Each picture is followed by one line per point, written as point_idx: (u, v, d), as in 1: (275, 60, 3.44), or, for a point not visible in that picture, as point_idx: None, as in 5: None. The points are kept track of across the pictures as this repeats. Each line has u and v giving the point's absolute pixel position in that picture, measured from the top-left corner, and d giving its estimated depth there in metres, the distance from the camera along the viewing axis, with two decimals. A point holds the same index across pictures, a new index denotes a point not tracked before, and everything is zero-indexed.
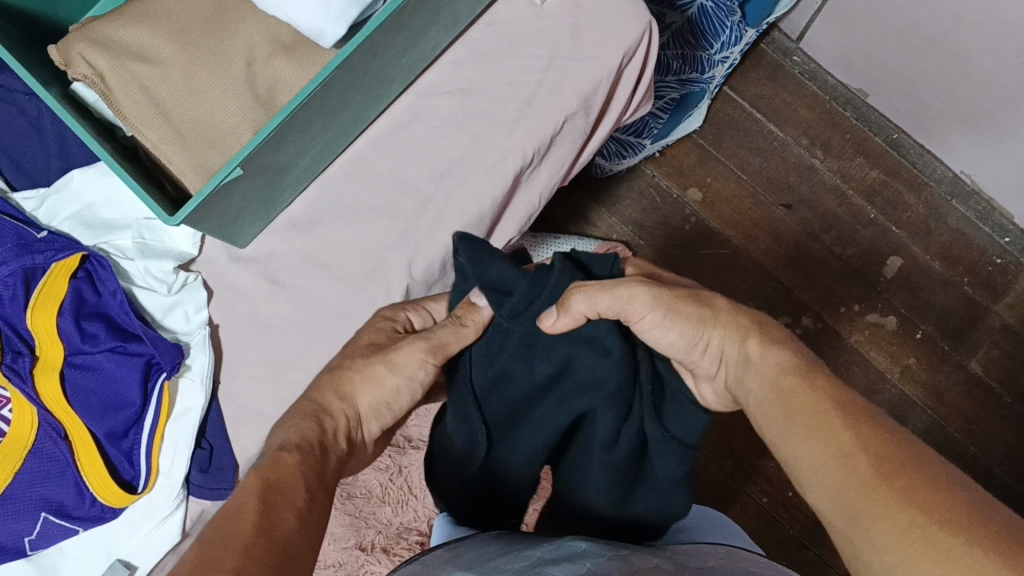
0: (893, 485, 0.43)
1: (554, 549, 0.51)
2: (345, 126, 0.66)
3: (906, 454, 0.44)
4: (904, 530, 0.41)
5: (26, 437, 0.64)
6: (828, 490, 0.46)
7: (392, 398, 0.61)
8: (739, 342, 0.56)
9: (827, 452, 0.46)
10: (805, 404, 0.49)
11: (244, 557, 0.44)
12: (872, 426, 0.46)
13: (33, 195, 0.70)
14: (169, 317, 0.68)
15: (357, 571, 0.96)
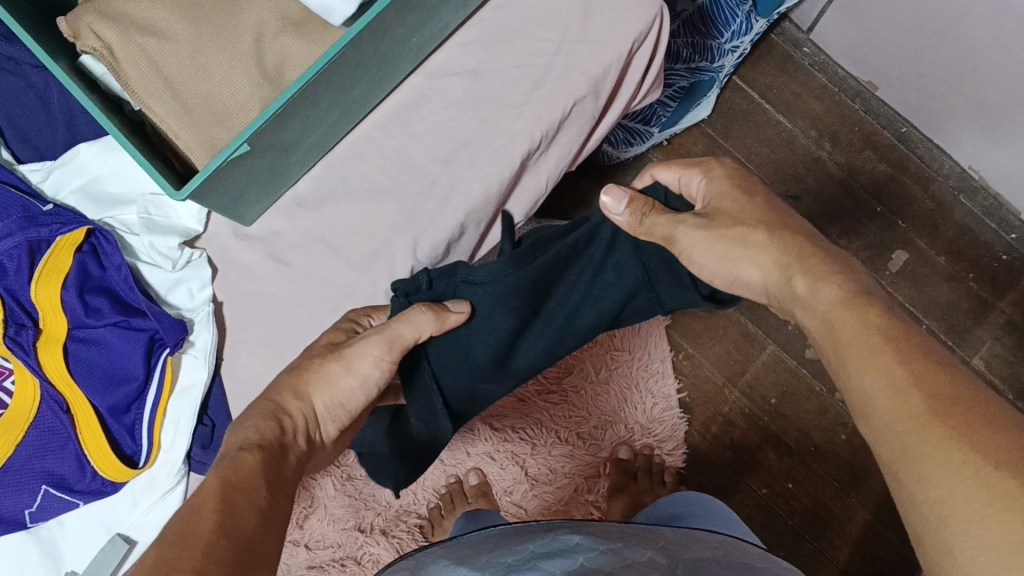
0: (947, 422, 0.42)
1: (548, 542, 0.47)
2: (353, 106, 0.66)
3: (960, 391, 0.43)
4: (956, 467, 0.40)
5: (27, 411, 0.64)
6: (881, 423, 0.45)
7: (346, 400, 0.61)
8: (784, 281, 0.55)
9: (883, 381, 0.45)
10: (855, 335, 0.48)
11: (204, 557, 0.43)
12: (927, 360, 0.45)
13: (38, 167, 0.69)
14: (172, 293, 0.69)
15: (356, 552, 0.97)
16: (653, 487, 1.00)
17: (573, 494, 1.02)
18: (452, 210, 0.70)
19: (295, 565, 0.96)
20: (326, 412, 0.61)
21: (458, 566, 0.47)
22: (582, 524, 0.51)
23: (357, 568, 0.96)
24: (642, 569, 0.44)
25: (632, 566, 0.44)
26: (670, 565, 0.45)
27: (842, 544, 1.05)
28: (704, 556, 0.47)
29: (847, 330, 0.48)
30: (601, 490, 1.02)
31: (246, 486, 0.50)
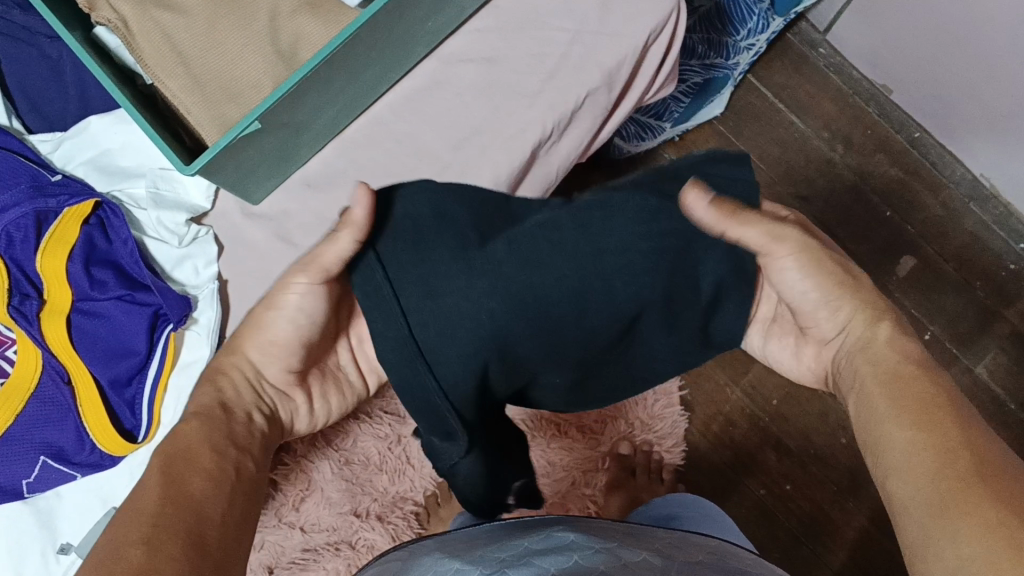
0: (990, 488, 0.39)
1: (543, 539, 0.47)
2: (365, 88, 0.66)
3: (1010, 466, 0.40)
4: (991, 528, 0.37)
5: (29, 381, 0.64)
6: (918, 481, 0.42)
7: (276, 332, 0.55)
8: (870, 322, 0.54)
9: (932, 445, 0.43)
10: (916, 397, 0.46)
11: (192, 528, 0.41)
12: (977, 432, 0.43)
13: (47, 138, 0.69)
14: (178, 270, 0.68)
15: (350, 537, 0.96)
16: (651, 485, 1.01)
17: (570, 488, 1.01)
18: None
19: (289, 547, 0.95)
20: (257, 354, 0.56)
21: (452, 559, 0.47)
22: (578, 524, 0.52)
23: (351, 552, 0.96)
24: (636, 568, 0.42)
25: (625, 564, 0.43)
26: (663, 564, 0.44)
27: (838, 548, 1.04)
28: (698, 559, 0.47)
29: (884, 390, 0.48)
30: (598, 484, 1.01)
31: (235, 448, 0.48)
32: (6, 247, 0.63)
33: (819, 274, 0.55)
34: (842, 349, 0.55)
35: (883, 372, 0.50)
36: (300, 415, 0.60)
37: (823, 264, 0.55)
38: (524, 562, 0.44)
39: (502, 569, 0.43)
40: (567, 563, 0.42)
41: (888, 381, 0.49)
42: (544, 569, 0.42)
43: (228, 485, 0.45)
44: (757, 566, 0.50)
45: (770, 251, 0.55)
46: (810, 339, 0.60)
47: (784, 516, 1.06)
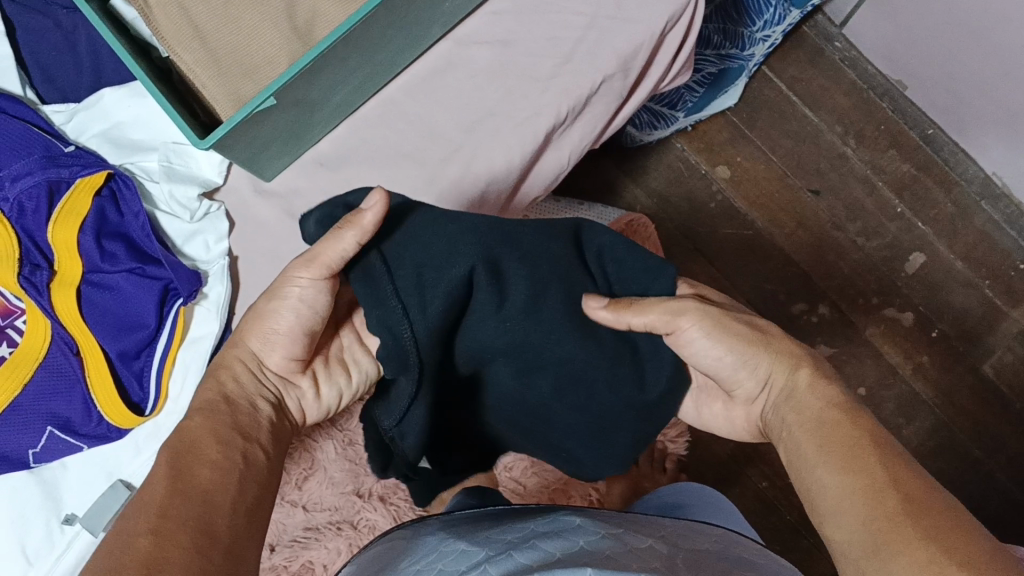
0: (920, 525, 0.42)
1: (548, 522, 0.47)
2: (380, 68, 0.66)
3: (938, 503, 0.43)
4: (923, 566, 0.40)
5: (38, 350, 0.64)
6: (851, 523, 0.44)
7: (275, 326, 0.56)
8: (790, 370, 0.55)
9: (861, 485, 0.45)
10: (842, 439, 0.48)
11: (159, 518, 0.41)
12: (907, 471, 0.45)
13: (61, 109, 0.69)
14: (189, 245, 0.69)
15: (353, 517, 0.96)
16: (654, 474, 1.01)
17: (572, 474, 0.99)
18: (472, 176, 0.69)
19: (292, 526, 0.96)
20: (257, 345, 0.56)
21: (457, 538, 0.47)
22: (583, 512, 0.52)
23: (352, 532, 0.96)
24: (642, 555, 0.42)
25: (632, 551, 0.43)
26: (669, 552, 0.44)
27: None
28: (702, 547, 0.47)
29: (807, 434, 0.50)
30: None
31: (196, 445, 0.47)
32: (18, 216, 0.63)
33: (730, 339, 0.55)
34: (768, 403, 0.56)
35: (811, 415, 0.51)
36: (304, 399, 0.60)
37: (731, 330, 0.55)
38: (529, 544, 0.44)
39: (507, 551, 0.43)
40: (572, 548, 0.42)
41: (813, 428, 0.50)
42: (548, 553, 0.42)
43: (236, 472, 0.47)
44: (760, 555, 0.50)
45: (674, 327, 0.55)
46: (738, 401, 0.59)
47: (785, 508, 1.06)
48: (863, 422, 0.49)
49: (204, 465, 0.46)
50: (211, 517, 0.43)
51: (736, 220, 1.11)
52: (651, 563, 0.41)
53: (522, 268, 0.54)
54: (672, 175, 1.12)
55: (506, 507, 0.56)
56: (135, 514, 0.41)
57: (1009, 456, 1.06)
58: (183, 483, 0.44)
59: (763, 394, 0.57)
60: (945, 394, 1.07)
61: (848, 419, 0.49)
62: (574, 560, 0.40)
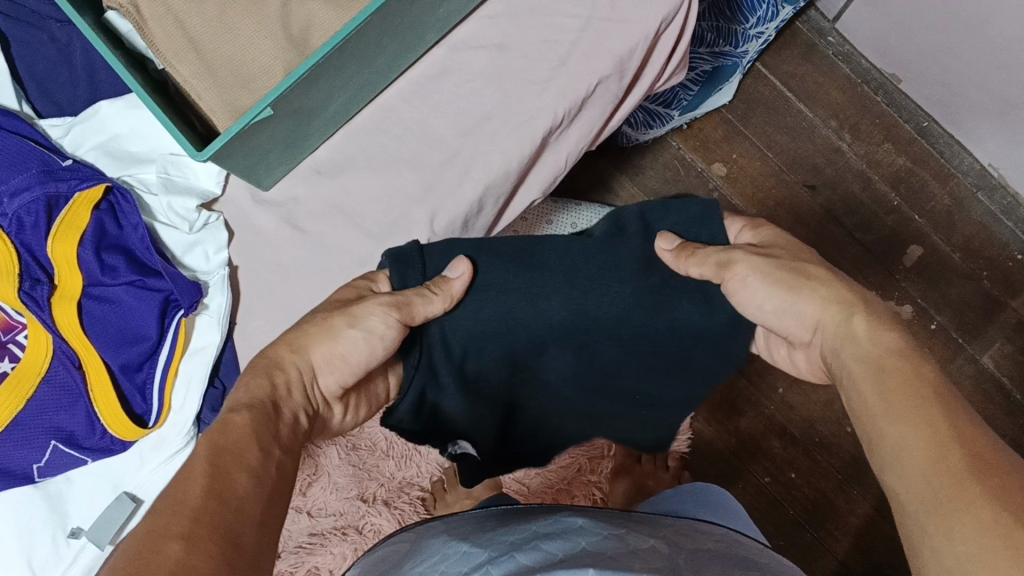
0: (983, 482, 0.40)
1: (551, 523, 0.48)
2: (375, 75, 0.66)
3: (1000, 459, 0.41)
4: (989, 525, 0.38)
5: (39, 364, 0.64)
6: (915, 474, 0.43)
7: (346, 350, 0.57)
8: (845, 317, 0.53)
9: (924, 438, 0.43)
10: (906, 390, 0.46)
11: (192, 523, 0.40)
12: (970, 424, 0.44)
13: (58, 123, 0.69)
14: (188, 255, 0.69)
15: (358, 522, 0.97)
16: (656, 471, 1.02)
17: (576, 475, 1.01)
18: (470, 183, 0.69)
19: (297, 532, 0.97)
20: (321, 360, 0.57)
21: (460, 541, 0.47)
22: (586, 512, 0.52)
23: (358, 537, 0.96)
24: (644, 555, 0.42)
25: (635, 552, 0.43)
26: (672, 552, 0.44)
27: (843, 536, 1.05)
28: (706, 547, 0.47)
29: (869, 383, 0.48)
30: (604, 471, 1.02)
31: (240, 451, 0.46)
32: (17, 231, 0.63)
33: (772, 282, 0.56)
34: (822, 343, 0.55)
35: (867, 362, 0.49)
36: (334, 419, 0.61)
37: (775, 273, 0.56)
38: (531, 545, 0.44)
39: (510, 552, 0.43)
40: (575, 549, 0.43)
41: (874, 375, 0.48)
42: (549, 554, 0.42)
43: (269, 482, 0.47)
44: (767, 556, 0.50)
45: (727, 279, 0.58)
46: (798, 345, 0.59)
47: (789, 503, 1.06)
48: (925, 373, 0.47)
49: (239, 469, 0.45)
50: (243, 527, 0.42)
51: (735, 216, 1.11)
52: (652, 564, 0.41)
53: (566, 263, 0.62)
54: (669, 173, 1.12)
55: (512, 507, 0.57)
56: (169, 515, 0.40)
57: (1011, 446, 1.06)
58: (220, 485, 0.43)
59: (817, 339, 0.56)
60: None
61: (911, 368, 0.47)
62: (577, 560, 0.41)
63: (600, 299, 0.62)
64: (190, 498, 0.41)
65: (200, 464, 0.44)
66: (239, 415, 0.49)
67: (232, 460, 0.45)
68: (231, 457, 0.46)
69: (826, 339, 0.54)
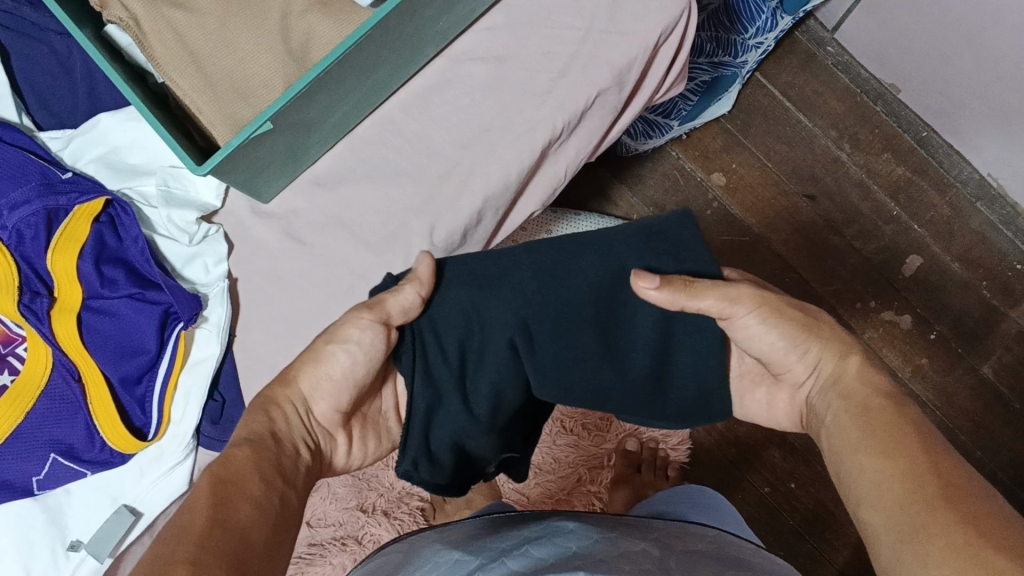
0: (957, 508, 0.41)
1: (542, 528, 0.48)
2: (375, 87, 0.66)
3: (972, 486, 0.42)
4: (960, 548, 0.39)
5: (38, 378, 0.64)
6: (889, 504, 0.43)
7: (332, 369, 0.56)
8: (839, 358, 0.55)
9: (901, 470, 0.44)
10: (887, 426, 0.47)
11: (197, 548, 0.40)
12: (946, 456, 0.44)
13: (58, 135, 0.69)
14: (188, 268, 0.69)
15: (357, 532, 0.97)
16: (656, 480, 1.01)
17: (576, 485, 1.02)
18: (469, 195, 0.69)
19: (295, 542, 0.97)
20: (310, 387, 0.56)
21: (452, 549, 0.47)
22: (581, 518, 0.52)
23: (357, 547, 0.96)
24: (635, 557, 0.43)
25: (625, 554, 0.43)
26: (662, 554, 0.44)
27: (842, 545, 1.05)
28: (698, 548, 0.47)
29: (852, 423, 0.49)
30: (604, 481, 1.02)
31: (244, 477, 0.47)
32: (17, 244, 0.63)
33: (784, 324, 0.56)
34: (815, 388, 0.56)
35: (845, 406, 0.51)
36: (338, 454, 0.60)
37: (787, 313, 0.56)
38: (521, 550, 0.44)
39: (501, 558, 0.43)
40: (567, 553, 0.43)
41: (858, 417, 0.49)
42: (540, 559, 0.42)
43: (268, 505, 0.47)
44: (760, 557, 0.50)
45: (730, 314, 0.55)
46: (784, 384, 0.60)
47: (788, 513, 1.06)
48: (905, 412, 0.48)
49: (243, 499, 0.45)
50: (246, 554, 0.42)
51: (734, 226, 1.12)
52: (642, 565, 0.41)
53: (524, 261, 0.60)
54: (668, 183, 1.12)
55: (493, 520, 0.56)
56: (176, 542, 0.41)
57: (1010, 456, 1.07)
58: (224, 513, 0.43)
59: (811, 379, 0.57)
60: (945, 396, 1.08)
61: (893, 409, 0.48)
62: (568, 563, 0.41)
63: (580, 307, 0.59)
64: (196, 523, 0.42)
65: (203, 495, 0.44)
66: (241, 449, 0.49)
67: (234, 489, 0.46)
68: (232, 486, 0.46)
69: (819, 381, 0.56)
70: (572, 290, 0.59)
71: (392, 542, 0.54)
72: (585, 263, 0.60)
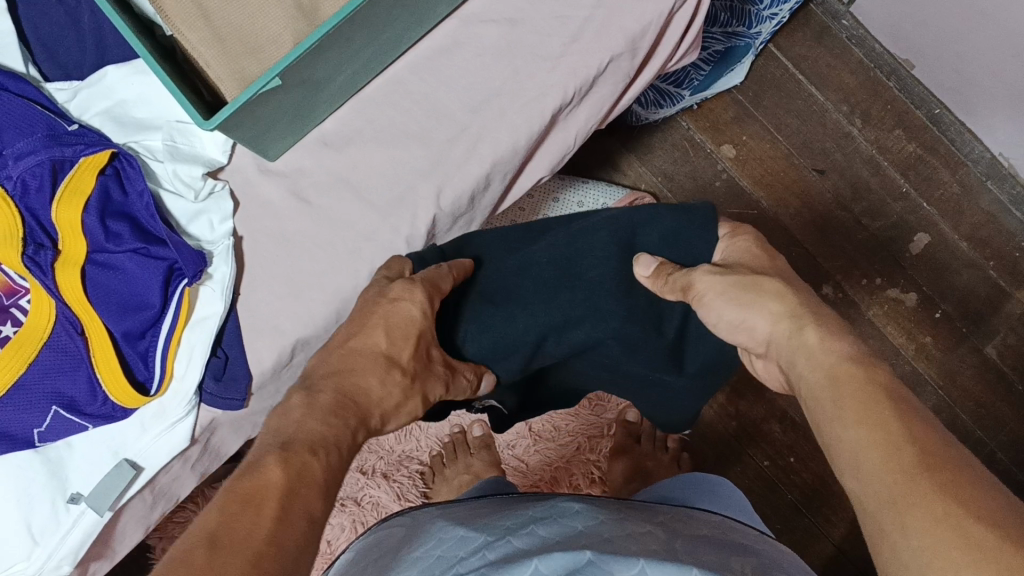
0: (935, 477, 0.40)
1: (545, 508, 0.47)
2: (385, 46, 0.65)
3: (951, 455, 0.42)
4: (939, 519, 0.39)
5: (43, 329, 0.64)
6: (869, 474, 0.43)
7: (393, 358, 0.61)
8: (796, 330, 0.53)
9: (875, 438, 0.44)
10: (856, 393, 0.46)
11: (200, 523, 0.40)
12: (924, 423, 0.44)
13: (64, 86, 0.68)
14: (193, 224, 0.68)
15: (357, 493, 0.98)
16: (655, 453, 1.00)
17: (575, 453, 1.03)
18: (478, 159, 0.70)
19: None
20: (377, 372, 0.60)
21: (456, 526, 0.47)
22: (582, 497, 0.52)
23: (355, 508, 0.98)
24: (640, 538, 0.43)
25: (631, 535, 0.43)
26: (668, 537, 0.44)
27: (840, 521, 1.05)
28: (701, 533, 0.47)
29: (823, 392, 0.48)
30: (603, 450, 1.03)
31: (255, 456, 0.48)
32: (22, 194, 0.63)
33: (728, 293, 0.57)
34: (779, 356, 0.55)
35: (821, 372, 0.49)
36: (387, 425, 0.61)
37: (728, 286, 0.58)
38: (526, 529, 0.44)
39: (506, 537, 0.43)
40: (572, 533, 0.43)
41: (828, 385, 0.48)
42: (544, 539, 0.42)
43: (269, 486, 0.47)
44: (762, 541, 0.50)
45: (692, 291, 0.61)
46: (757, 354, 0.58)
47: (787, 487, 1.06)
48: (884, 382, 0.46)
49: (265, 499, 0.46)
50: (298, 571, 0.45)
51: (742, 200, 1.11)
52: (649, 546, 0.41)
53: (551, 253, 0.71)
54: (677, 154, 1.12)
55: (496, 496, 0.56)
56: (229, 548, 0.43)
57: (1010, 436, 1.07)
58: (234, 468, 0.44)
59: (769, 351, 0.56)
60: (948, 374, 1.08)
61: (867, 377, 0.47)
62: (573, 542, 0.41)
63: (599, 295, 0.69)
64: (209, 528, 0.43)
65: (270, 497, 0.47)
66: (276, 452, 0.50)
67: (300, 504, 0.48)
68: (301, 501, 0.48)
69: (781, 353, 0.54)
70: (589, 277, 0.69)
71: (396, 513, 0.54)
72: (596, 247, 0.70)
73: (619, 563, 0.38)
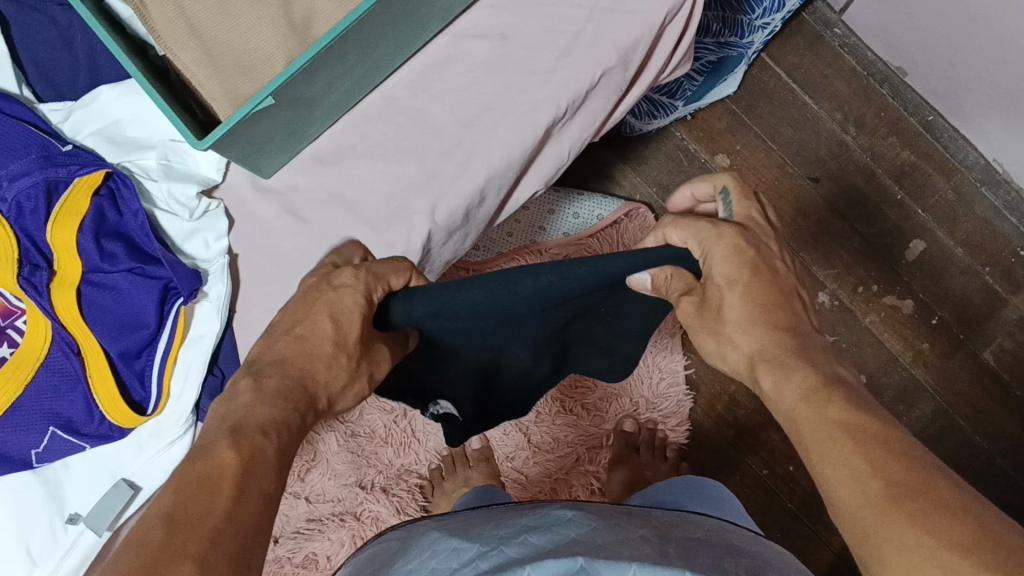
0: (903, 509, 0.42)
1: (539, 517, 0.47)
2: (378, 64, 0.66)
3: (918, 478, 0.43)
4: (914, 550, 0.40)
5: (38, 347, 0.64)
6: (844, 504, 0.45)
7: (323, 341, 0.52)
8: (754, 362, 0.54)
9: (849, 469, 0.45)
10: (814, 419, 0.48)
11: None
12: (886, 442, 0.45)
13: (58, 107, 0.68)
14: (188, 242, 0.68)
15: (356, 508, 0.99)
16: (655, 462, 1.01)
17: (574, 464, 1.03)
18: (472, 174, 0.69)
19: (294, 516, 0.98)
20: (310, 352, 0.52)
21: (450, 537, 0.46)
22: (578, 505, 0.52)
23: (355, 523, 0.99)
24: (633, 543, 0.43)
25: (624, 541, 0.43)
26: (661, 541, 0.44)
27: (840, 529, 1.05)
28: (695, 537, 0.47)
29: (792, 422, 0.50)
30: (602, 461, 1.03)
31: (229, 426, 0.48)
32: (17, 216, 0.63)
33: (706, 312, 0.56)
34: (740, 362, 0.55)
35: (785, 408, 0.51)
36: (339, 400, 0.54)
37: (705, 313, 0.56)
38: (522, 537, 0.44)
39: (500, 547, 0.43)
40: (565, 540, 0.43)
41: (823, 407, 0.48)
42: (539, 547, 0.42)
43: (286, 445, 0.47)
44: (759, 545, 0.50)
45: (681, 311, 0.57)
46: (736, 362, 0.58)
47: (786, 495, 1.06)
48: None
49: (276, 474, 0.45)
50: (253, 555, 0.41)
51: None
52: (643, 551, 0.41)
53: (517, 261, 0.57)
54: (672, 163, 1.11)
55: (499, 506, 0.56)
56: (187, 530, 0.39)
57: (1008, 441, 1.07)
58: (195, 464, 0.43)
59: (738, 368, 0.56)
60: (946, 380, 1.08)
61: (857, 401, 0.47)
62: (566, 550, 0.41)
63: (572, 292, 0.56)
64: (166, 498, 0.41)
65: (228, 473, 0.42)
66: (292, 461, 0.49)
67: (256, 482, 0.43)
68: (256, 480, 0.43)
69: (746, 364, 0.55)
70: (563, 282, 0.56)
71: (393, 528, 0.54)
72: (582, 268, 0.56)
73: (610, 569, 0.38)
